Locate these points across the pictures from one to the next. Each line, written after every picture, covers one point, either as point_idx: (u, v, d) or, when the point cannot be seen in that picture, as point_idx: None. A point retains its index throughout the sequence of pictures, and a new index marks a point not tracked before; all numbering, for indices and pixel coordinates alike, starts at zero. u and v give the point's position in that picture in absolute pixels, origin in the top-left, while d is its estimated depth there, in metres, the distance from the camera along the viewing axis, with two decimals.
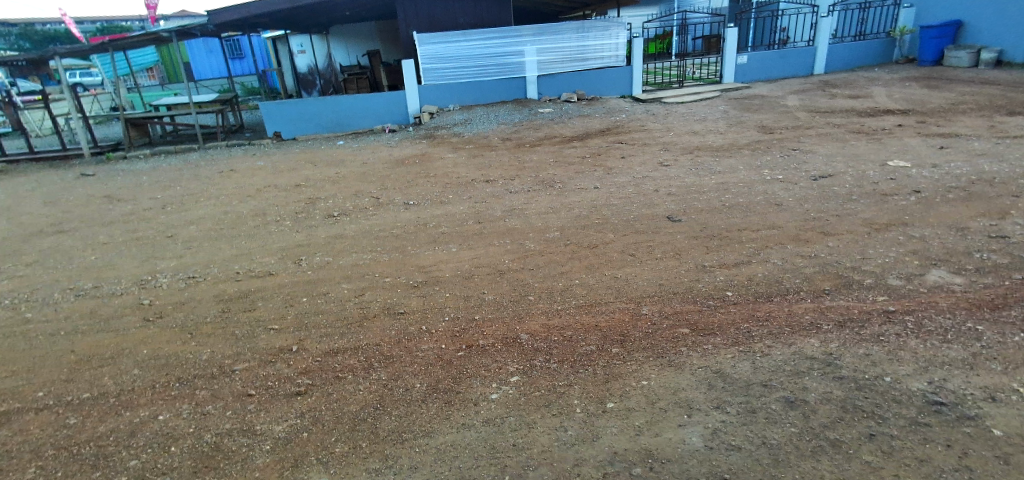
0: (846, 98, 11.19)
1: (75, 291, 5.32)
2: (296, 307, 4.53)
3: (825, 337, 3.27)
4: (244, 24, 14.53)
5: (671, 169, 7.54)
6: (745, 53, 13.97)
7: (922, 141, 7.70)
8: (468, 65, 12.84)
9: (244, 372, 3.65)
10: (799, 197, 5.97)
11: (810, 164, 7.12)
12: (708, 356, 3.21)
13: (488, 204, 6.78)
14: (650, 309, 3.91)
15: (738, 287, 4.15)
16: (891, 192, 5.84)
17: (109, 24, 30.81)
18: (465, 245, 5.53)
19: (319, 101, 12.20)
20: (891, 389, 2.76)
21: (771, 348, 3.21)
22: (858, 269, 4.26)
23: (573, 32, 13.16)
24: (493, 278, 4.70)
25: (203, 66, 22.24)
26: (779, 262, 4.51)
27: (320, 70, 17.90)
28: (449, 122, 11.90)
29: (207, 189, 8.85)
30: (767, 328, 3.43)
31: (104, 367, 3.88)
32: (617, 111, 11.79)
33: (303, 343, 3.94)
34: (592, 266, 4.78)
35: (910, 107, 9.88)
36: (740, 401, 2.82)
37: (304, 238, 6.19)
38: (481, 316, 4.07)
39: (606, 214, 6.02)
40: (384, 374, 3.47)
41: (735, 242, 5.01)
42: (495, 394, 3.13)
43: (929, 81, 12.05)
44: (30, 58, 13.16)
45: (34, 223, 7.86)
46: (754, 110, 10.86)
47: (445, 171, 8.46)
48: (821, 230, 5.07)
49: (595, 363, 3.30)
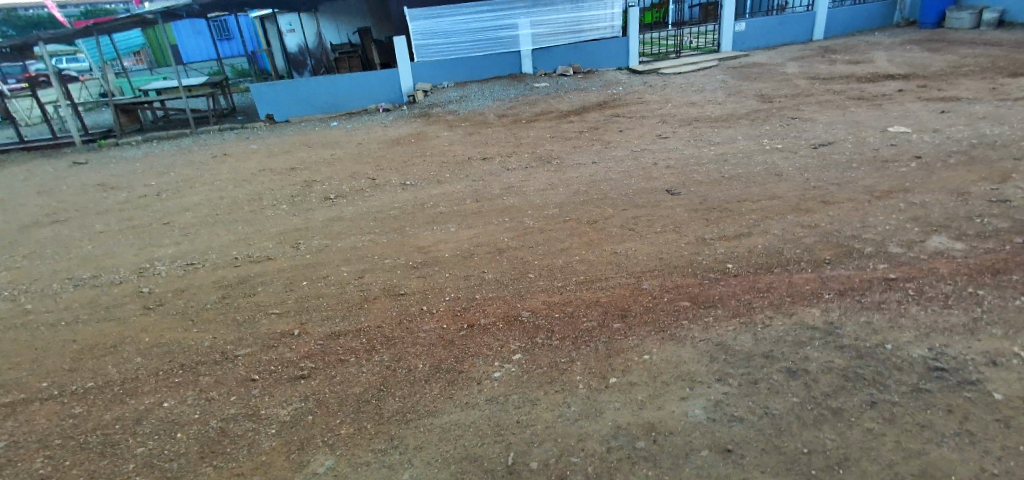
0: (846, 64, 11.04)
1: (74, 281, 5.32)
2: (297, 291, 4.52)
3: (828, 306, 3.25)
4: (231, 4, 14.25)
5: (669, 141, 7.49)
6: (743, 20, 13.76)
7: (924, 105, 7.62)
8: (462, 40, 12.64)
9: (246, 357, 3.66)
10: (799, 167, 5.92)
11: (809, 132, 7.05)
12: (709, 328, 3.21)
13: (486, 182, 6.73)
14: (650, 284, 3.91)
15: (739, 259, 4.14)
16: (892, 158, 5.80)
17: (91, 8, 30.32)
18: (463, 224, 5.50)
19: (311, 82, 12.04)
20: (892, 356, 2.77)
21: (772, 319, 3.20)
22: (858, 238, 4.24)
23: (567, 3, 12.95)
24: (493, 257, 4.69)
25: (192, 48, 21.94)
26: (779, 233, 4.49)
27: (311, 50, 17.62)
28: (444, 99, 11.75)
29: (202, 175, 8.78)
30: (768, 299, 3.43)
31: (107, 356, 3.89)
32: (615, 84, 11.66)
33: (305, 327, 3.94)
34: (592, 242, 4.76)
35: (911, 71, 9.76)
36: (742, 373, 2.82)
37: (302, 222, 6.16)
38: (481, 295, 4.07)
39: (604, 189, 5.98)
40: (387, 355, 3.47)
41: (736, 213, 4.98)
42: (497, 373, 3.14)
43: (930, 44, 11.87)
44: (15, 45, 12.92)
45: (30, 213, 7.82)
46: (752, 78, 10.73)
47: (441, 150, 8.40)
48: (821, 199, 5.05)
49: (596, 339, 3.30)
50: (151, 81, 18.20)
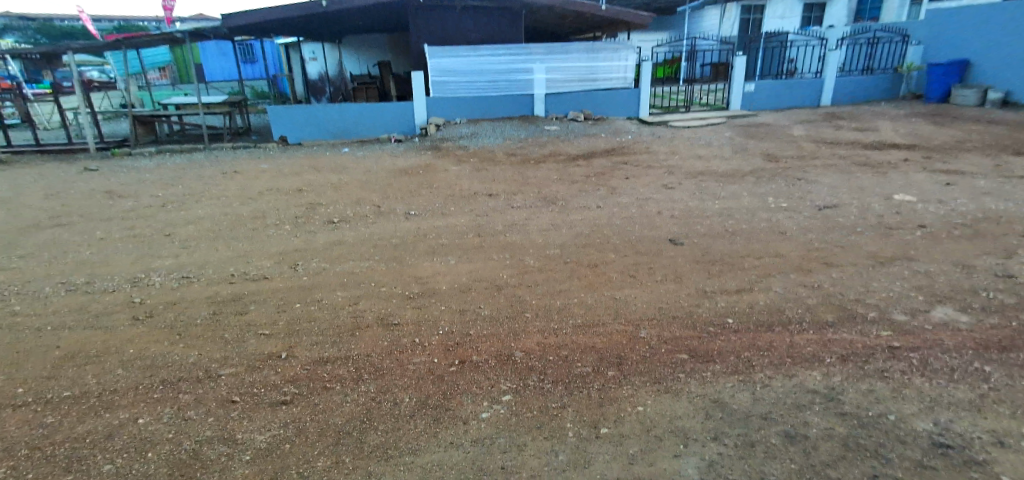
0: (852, 130, 11.18)
1: (66, 285, 5.25)
2: (289, 313, 4.45)
3: (829, 369, 3.15)
4: (257, 29, 14.61)
5: (675, 192, 7.52)
6: (753, 82, 14.07)
7: (928, 176, 7.68)
8: (477, 80, 12.88)
9: (230, 377, 3.57)
10: (803, 226, 5.91)
11: (814, 193, 7.08)
12: (705, 382, 3.11)
13: (489, 218, 6.73)
14: (648, 333, 3.83)
15: (739, 314, 4.07)
16: (896, 225, 5.79)
17: (122, 23, 31.27)
18: (463, 258, 5.46)
19: (327, 108, 12.26)
20: (896, 427, 2.64)
21: (772, 378, 3.08)
22: (861, 302, 4.19)
23: (583, 52, 13.26)
24: (490, 293, 4.63)
25: (214, 68, 22.45)
26: (780, 291, 4.44)
27: (330, 78, 18.00)
28: (456, 134, 11.89)
29: (209, 189, 8.80)
30: (768, 359, 3.32)
31: (88, 365, 3.80)
32: (624, 132, 11.82)
33: (293, 350, 3.86)
34: (591, 286, 4.70)
35: (916, 143, 9.87)
36: (738, 433, 2.68)
37: (303, 243, 6.14)
38: (476, 331, 3.99)
39: (607, 234, 5.97)
40: (374, 386, 3.37)
41: (738, 268, 4.94)
42: (485, 413, 3.03)
43: (935, 117, 12.06)
44: (43, 51, 13.20)
45: (32, 215, 7.80)
46: (760, 137, 10.87)
47: (448, 183, 8.44)
48: (825, 260, 5.01)
49: (590, 385, 3.20)
50: (170, 96, 18.53)
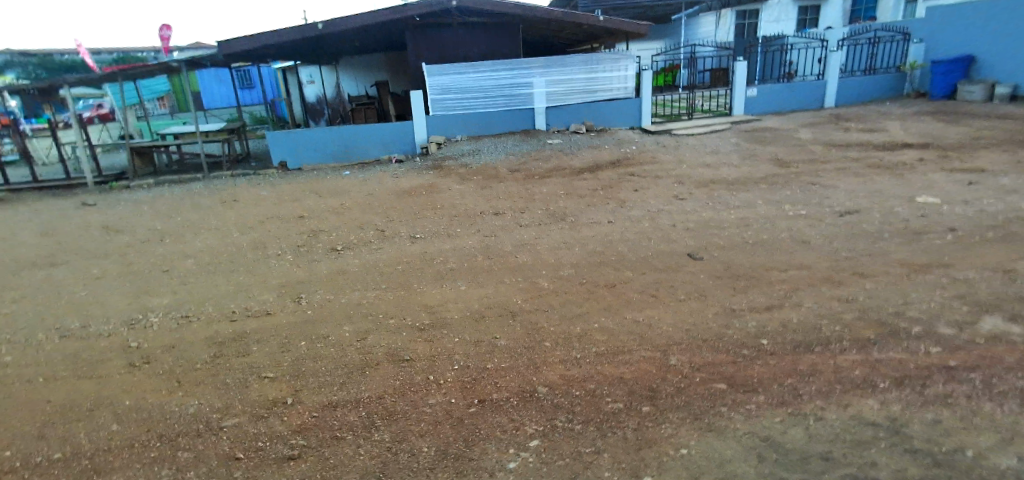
0: (860, 131, 10.95)
1: (60, 331, 5.02)
2: (293, 352, 4.21)
3: (886, 397, 2.88)
4: (252, 54, 14.51)
5: (687, 202, 7.29)
6: (754, 86, 13.92)
7: (947, 176, 7.42)
8: (478, 96, 12.71)
9: (233, 429, 3.34)
10: (826, 234, 5.65)
11: (832, 199, 6.82)
12: (752, 417, 2.84)
13: (497, 238, 6.50)
14: (679, 360, 3.57)
15: (773, 335, 3.80)
16: (924, 230, 5.53)
17: (120, 54, 31.44)
18: (474, 282, 5.22)
19: (326, 131, 12.12)
20: (976, 466, 2.36)
21: (825, 410, 2.82)
22: (902, 315, 3.92)
23: (582, 64, 13.10)
24: (505, 321, 4.38)
25: (212, 94, 22.47)
26: (813, 306, 4.18)
27: (328, 100, 18.02)
28: (457, 152, 11.71)
29: (207, 220, 8.60)
30: (815, 386, 3.06)
31: (80, 421, 3.60)
32: (628, 142, 11.62)
33: (299, 395, 3.62)
34: (611, 308, 4.45)
35: (928, 141, 9.64)
36: (799, 478, 2.41)
37: (306, 273, 5.91)
38: (494, 365, 3.73)
39: (622, 251, 5.73)
40: (388, 434, 3.13)
41: (763, 282, 4.69)
42: (512, 463, 2.77)
43: (943, 115, 11.84)
44: (38, 86, 13.10)
45: (27, 254, 7.60)
46: (767, 142, 10.67)
47: (452, 203, 8.23)
48: (855, 270, 4.75)
49: (624, 425, 2.93)
50: (168, 125, 18.45)
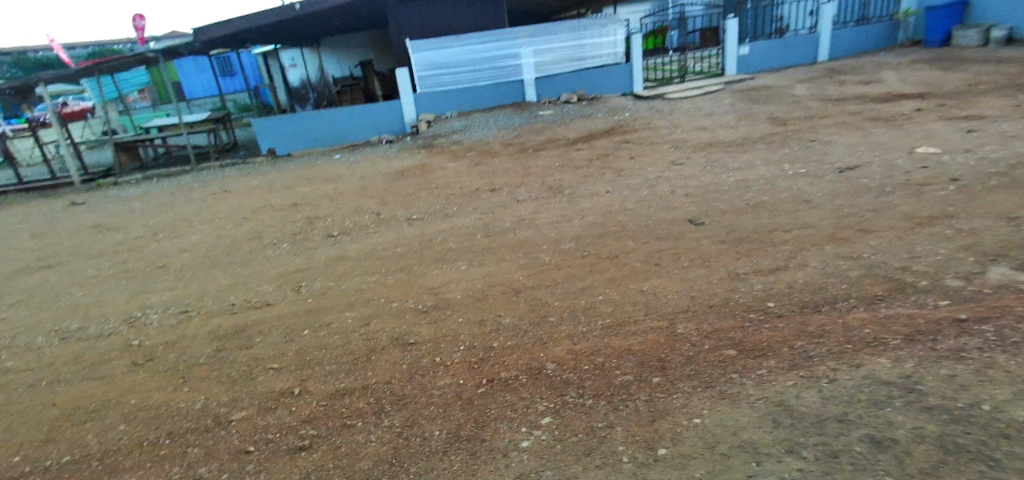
0: (856, 84, 10.80)
1: (59, 334, 4.97)
2: (297, 342, 4.16)
3: (898, 354, 2.85)
4: (233, 40, 14.17)
5: (685, 167, 7.19)
6: (746, 44, 13.67)
7: (947, 125, 7.32)
8: (466, 71, 12.48)
9: (241, 423, 3.31)
10: (828, 192, 5.58)
11: (831, 155, 6.74)
12: (764, 383, 2.81)
13: (495, 215, 6.41)
14: (686, 328, 3.53)
15: (779, 297, 3.76)
16: (927, 181, 5.46)
17: (98, 48, 30.80)
18: (475, 262, 5.15)
19: (314, 116, 11.92)
20: (994, 421, 2.34)
21: (837, 371, 2.79)
22: (909, 270, 3.88)
23: (570, 31, 12.84)
24: (509, 298, 4.33)
25: (195, 84, 22.08)
26: (819, 266, 4.13)
27: (313, 83, 17.73)
28: (448, 129, 11.54)
29: (201, 212, 8.49)
30: (826, 347, 3.02)
31: (86, 423, 3.57)
32: (621, 110, 11.45)
33: (306, 385, 3.58)
34: (614, 280, 4.40)
35: (926, 90, 9.51)
36: (816, 442, 2.39)
37: (304, 261, 5.84)
38: (500, 344, 3.69)
39: (622, 220, 5.66)
40: (398, 420, 3.10)
41: (767, 245, 4.63)
42: (526, 442, 2.75)
43: (939, 62, 11.67)
44: (16, 85, 12.81)
45: (21, 258, 7.52)
46: (762, 101, 10.52)
47: (447, 182, 8.12)
48: (859, 227, 4.70)
49: (636, 398, 2.90)
50: (153, 118, 18.13)
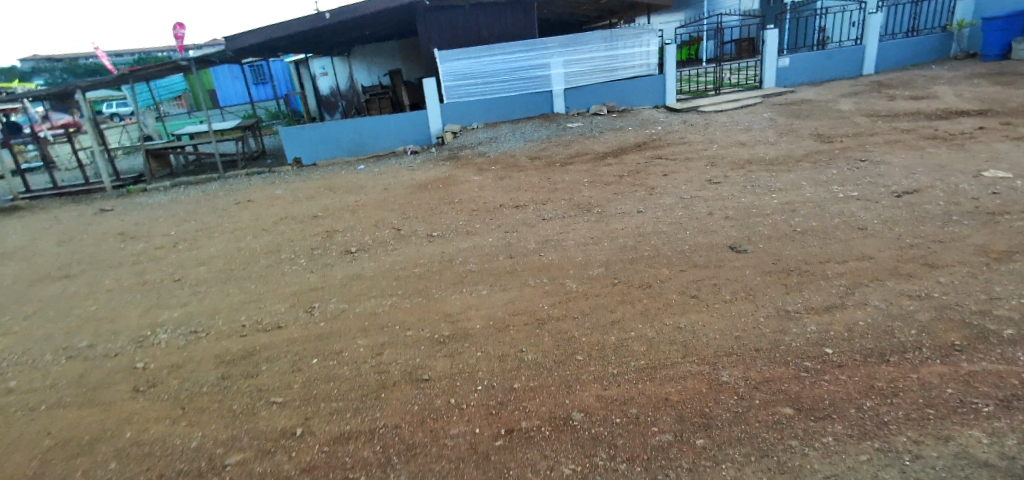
0: (906, 99, 10.17)
1: (68, 351, 4.79)
2: (304, 372, 3.87)
3: (993, 426, 2.52)
4: (263, 48, 14.18)
5: (722, 187, 6.76)
6: (787, 55, 13.12)
7: (1013, 145, 6.73)
8: (494, 81, 12.23)
9: (236, 467, 3.02)
10: (885, 219, 5.09)
11: (885, 177, 6.23)
12: (831, 455, 2.48)
13: (519, 234, 6.08)
14: (731, 376, 3.13)
15: (838, 342, 3.32)
16: (999, 211, 4.92)
17: (142, 56, 31.75)
18: (496, 286, 4.81)
19: (340, 125, 11.80)
20: None
21: (921, 446, 2.46)
22: (989, 314, 3.41)
23: (602, 41, 12.48)
24: (532, 331, 3.96)
25: (228, 92, 22.45)
26: (881, 305, 3.68)
27: (342, 92, 17.76)
28: (474, 141, 11.28)
29: (222, 223, 8.37)
30: (902, 411, 2.66)
31: (78, 458, 3.32)
32: (653, 123, 11.05)
33: (310, 424, 3.28)
34: (649, 313, 4.00)
35: (985, 107, 8.87)
36: None
37: (319, 280, 5.58)
38: (521, 385, 3.33)
39: (656, 244, 5.26)
40: (405, 475, 2.77)
41: (819, 278, 4.19)
42: None
43: (997, 77, 10.95)
44: (53, 92, 12.96)
45: (43, 266, 7.45)
46: (804, 116, 9.99)
47: (471, 196, 7.82)
48: (923, 261, 4.22)
49: (677, 465, 2.55)
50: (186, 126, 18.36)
